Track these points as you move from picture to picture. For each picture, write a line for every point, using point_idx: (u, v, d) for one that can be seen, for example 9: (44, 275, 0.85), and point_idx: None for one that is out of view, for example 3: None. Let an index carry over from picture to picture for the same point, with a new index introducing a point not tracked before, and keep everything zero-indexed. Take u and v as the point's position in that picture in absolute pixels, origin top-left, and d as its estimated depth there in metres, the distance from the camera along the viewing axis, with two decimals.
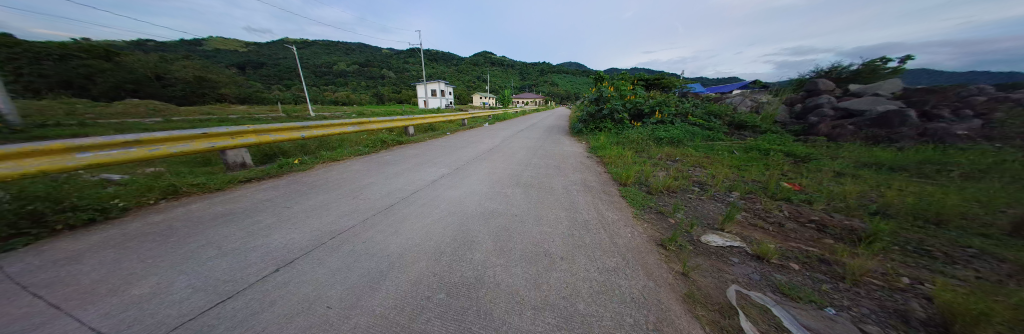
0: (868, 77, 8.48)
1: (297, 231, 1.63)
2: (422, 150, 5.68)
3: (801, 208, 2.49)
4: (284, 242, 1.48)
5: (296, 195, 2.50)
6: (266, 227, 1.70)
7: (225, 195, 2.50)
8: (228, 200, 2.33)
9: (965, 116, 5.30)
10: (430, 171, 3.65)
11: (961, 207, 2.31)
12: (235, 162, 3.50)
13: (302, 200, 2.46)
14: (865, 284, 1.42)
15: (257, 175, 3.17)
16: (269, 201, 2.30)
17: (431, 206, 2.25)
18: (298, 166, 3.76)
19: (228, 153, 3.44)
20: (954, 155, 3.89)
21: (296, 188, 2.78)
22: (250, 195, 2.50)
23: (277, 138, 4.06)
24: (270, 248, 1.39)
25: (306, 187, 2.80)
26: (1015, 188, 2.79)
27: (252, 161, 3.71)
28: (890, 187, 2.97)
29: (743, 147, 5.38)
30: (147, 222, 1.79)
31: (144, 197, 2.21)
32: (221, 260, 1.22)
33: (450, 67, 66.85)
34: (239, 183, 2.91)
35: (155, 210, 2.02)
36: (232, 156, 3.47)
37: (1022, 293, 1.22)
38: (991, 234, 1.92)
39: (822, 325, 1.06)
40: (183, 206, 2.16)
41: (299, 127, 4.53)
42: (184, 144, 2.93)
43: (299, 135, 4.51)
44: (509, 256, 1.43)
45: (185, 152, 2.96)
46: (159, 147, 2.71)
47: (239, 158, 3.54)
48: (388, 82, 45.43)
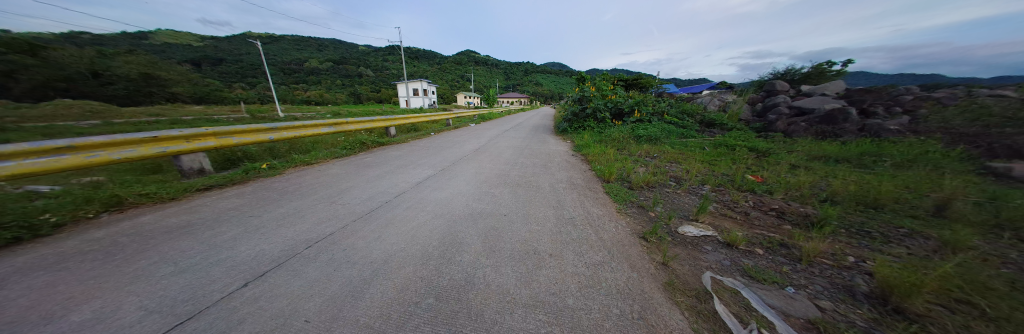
0: (817, 79, 9.48)
1: (268, 241, 1.51)
2: (404, 151, 5.49)
3: (764, 198, 2.74)
4: (253, 254, 1.36)
5: (270, 203, 2.32)
6: (237, 238, 1.57)
7: (183, 205, 2.25)
8: (186, 210, 2.11)
9: (895, 113, 6.11)
10: (416, 173, 3.55)
11: (896, 193, 2.67)
12: (192, 168, 3.17)
13: (273, 207, 2.27)
14: (816, 263, 1.60)
15: (220, 181, 2.90)
16: (237, 210, 2.10)
17: (419, 207, 2.22)
18: (267, 171, 3.50)
19: (181, 159, 3.09)
20: (887, 147, 4.46)
21: (266, 195, 2.55)
22: (211, 204, 2.26)
23: (241, 142, 3.72)
24: (239, 261, 1.27)
25: (282, 194, 2.61)
26: (933, 174, 3.27)
27: (211, 166, 3.38)
28: (838, 177, 3.35)
29: (712, 143, 5.81)
30: (90, 238, 1.56)
31: (80, 210, 1.93)
32: (179, 277, 1.11)
33: (431, 66, 65.10)
34: (198, 191, 2.64)
35: (99, 225, 1.77)
36: (188, 162, 3.15)
37: (946, 266, 1.43)
38: (920, 215, 2.28)
39: (784, 304, 1.18)
40: (131, 219, 1.91)
41: (267, 128, 4.16)
42: (130, 149, 2.61)
43: (267, 137, 4.17)
44: (496, 252, 1.47)
45: (130, 158, 2.64)
46: (100, 153, 2.39)
47: (196, 163, 3.21)
48: (367, 81, 43.44)
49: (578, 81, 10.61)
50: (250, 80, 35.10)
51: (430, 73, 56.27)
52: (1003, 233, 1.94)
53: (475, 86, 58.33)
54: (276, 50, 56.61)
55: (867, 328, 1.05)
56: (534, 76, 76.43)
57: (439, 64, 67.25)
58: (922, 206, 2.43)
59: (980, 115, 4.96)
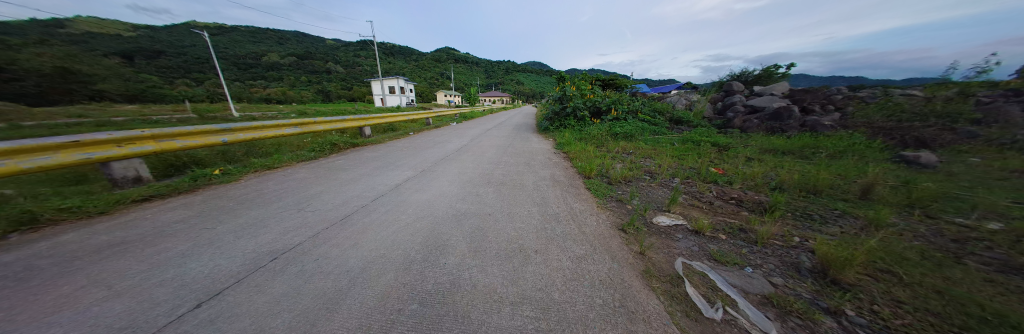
0: (766, 80, 10.65)
1: (226, 256, 1.34)
2: (381, 152, 5.21)
3: (725, 188, 3.03)
4: (207, 270, 1.20)
5: (227, 212, 2.07)
6: (188, 254, 1.38)
7: (116, 219, 1.92)
8: (120, 225, 1.80)
9: (829, 110, 7.07)
10: (396, 174, 3.40)
11: (831, 180, 3.09)
12: (125, 177, 2.72)
13: (230, 217, 2.02)
14: (769, 244, 1.80)
15: (161, 191, 2.52)
16: (185, 223, 1.83)
17: (400, 210, 2.12)
18: (220, 177, 3.11)
19: (111, 166, 2.65)
20: (822, 140, 5.15)
21: (221, 204, 2.27)
22: (153, 217, 1.95)
23: (186, 145, 3.26)
24: (189, 280, 1.12)
25: (241, 202, 2.34)
26: (857, 163, 3.85)
27: (150, 174, 2.93)
28: (785, 167, 3.81)
29: (681, 139, 6.28)
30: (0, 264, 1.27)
31: None
32: (113, 302, 0.95)
33: (407, 63, 62.27)
34: (134, 202, 2.27)
35: (11, 248, 1.43)
36: (120, 170, 2.70)
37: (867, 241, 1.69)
38: (850, 198, 2.68)
39: (744, 283, 1.32)
40: (54, 238, 1.58)
41: (218, 129, 3.70)
42: (44, 156, 2.19)
43: (220, 140, 3.70)
44: (482, 252, 1.46)
45: (46, 168, 2.21)
46: (6, 161, 1.98)
47: (130, 171, 2.76)
48: (336, 78, 40.39)
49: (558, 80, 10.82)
50: (196, 75, 31.00)
51: (407, 70, 53.97)
52: (914, 211, 2.35)
53: (455, 84, 56.97)
54: (225, 42, 50.36)
55: (811, 299, 1.23)
56: (515, 75, 76.71)
57: (417, 62, 64.75)
58: (849, 190, 2.86)
59: (894, 114, 5.93)
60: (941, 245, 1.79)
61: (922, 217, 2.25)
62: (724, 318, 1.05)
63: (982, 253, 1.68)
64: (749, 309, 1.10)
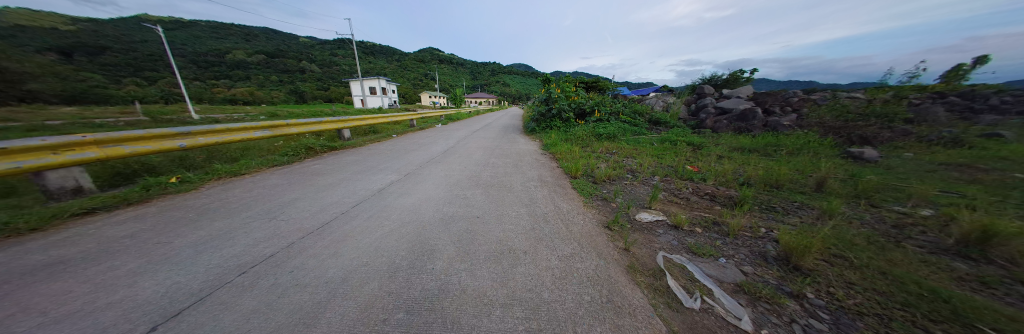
0: (733, 84, 11.52)
1: (188, 272, 1.22)
2: (361, 155, 4.99)
3: (700, 185, 3.23)
4: (164, 289, 1.08)
5: (187, 225, 1.87)
6: (140, 272, 1.23)
7: (52, 235, 1.67)
8: (56, 242, 1.56)
9: (787, 112, 7.78)
10: (378, 178, 3.27)
11: (792, 175, 3.40)
12: (63, 188, 2.38)
13: (192, 229, 1.84)
14: (739, 235, 1.95)
15: (107, 202, 2.23)
16: (135, 239, 1.62)
17: (383, 216, 2.04)
18: (178, 185, 2.81)
19: (47, 176, 2.31)
20: (782, 139, 5.66)
21: (180, 216, 2.05)
22: (96, 232, 1.72)
23: (137, 151, 2.91)
24: (142, 300, 1.00)
25: (202, 213, 2.12)
26: (811, 159, 4.27)
27: (93, 184, 2.59)
28: (751, 164, 4.14)
29: (659, 138, 6.62)
30: None
31: None
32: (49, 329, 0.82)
33: (389, 63, 60.29)
34: (75, 216, 1.98)
35: None
36: (57, 180, 2.35)
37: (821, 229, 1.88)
38: (807, 191, 2.96)
39: (718, 272, 1.42)
40: None
41: (175, 133, 3.35)
42: None
43: (177, 145, 3.38)
44: (470, 255, 1.44)
45: None
46: None
47: (70, 181, 2.43)
48: (311, 77, 38.15)
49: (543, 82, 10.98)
50: (146, 73, 27.85)
51: (389, 70, 52.17)
52: (859, 201, 2.65)
53: (440, 85, 55.99)
54: (182, 37, 45.84)
55: (777, 285, 1.34)
56: (501, 76, 76.88)
57: (399, 62, 62.83)
58: (805, 183, 3.18)
59: (841, 115, 6.65)
60: (879, 231, 2.04)
61: (863, 206, 2.56)
62: (702, 307, 1.12)
63: (910, 237, 1.94)
64: (724, 298, 1.19)
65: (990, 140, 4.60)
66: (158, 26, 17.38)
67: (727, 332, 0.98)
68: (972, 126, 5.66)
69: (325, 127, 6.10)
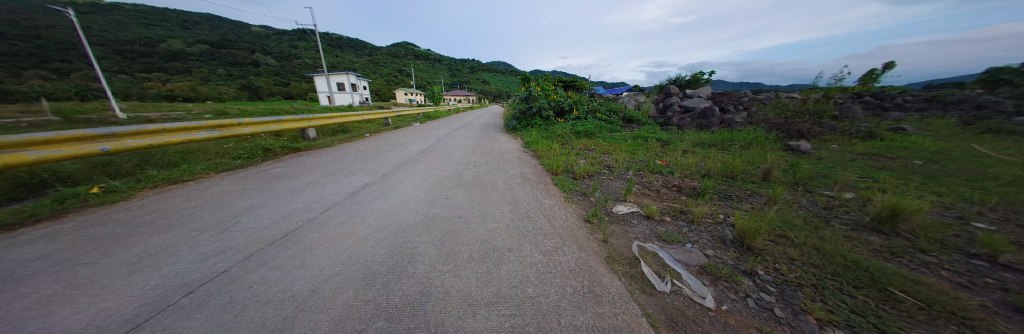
0: (695, 85, 12.60)
1: (116, 295, 1.03)
2: (330, 157, 4.62)
3: (669, 178, 3.50)
4: (83, 315, 0.90)
5: (116, 241, 1.57)
6: (56, 297, 1.01)
7: None
8: None
9: (740, 109, 8.71)
10: (350, 181, 3.06)
11: (746, 166, 3.83)
12: None
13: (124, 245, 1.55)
14: (701, 222, 2.14)
15: (10, 219, 1.80)
16: (48, 260, 1.32)
17: (356, 221, 1.90)
18: (102, 196, 2.37)
19: None
20: (736, 134, 6.33)
21: (110, 231, 1.72)
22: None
23: (45, 157, 2.40)
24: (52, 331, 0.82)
25: (137, 227, 1.81)
26: (760, 152, 4.83)
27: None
28: (711, 157, 4.57)
29: (632, 135, 7.02)
30: None
31: None
32: None
33: (358, 57, 56.20)
34: None
35: None
36: None
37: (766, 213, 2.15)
38: (757, 180, 3.37)
39: (685, 257, 1.56)
40: None
41: (97, 134, 2.83)
42: None
43: (98, 149, 2.84)
44: (452, 256, 1.41)
45: None
46: None
47: None
48: (267, 71, 34.23)
49: (522, 81, 11.00)
50: (48, 63, 22.99)
51: (359, 65, 48.70)
52: (799, 188, 3.08)
53: (416, 81, 53.60)
54: (93, 20, 38.25)
55: (733, 264, 1.52)
56: (480, 74, 75.72)
57: (370, 57, 58.90)
58: (755, 173, 3.59)
59: (782, 113, 7.64)
60: (811, 212, 2.39)
61: (800, 192, 2.97)
62: (673, 289, 1.22)
63: (834, 216, 2.30)
64: (690, 279, 1.31)
65: (889, 134, 5.61)
66: (70, 10, 14.54)
67: (694, 309, 1.09)
68: (878, 122, 6.83)
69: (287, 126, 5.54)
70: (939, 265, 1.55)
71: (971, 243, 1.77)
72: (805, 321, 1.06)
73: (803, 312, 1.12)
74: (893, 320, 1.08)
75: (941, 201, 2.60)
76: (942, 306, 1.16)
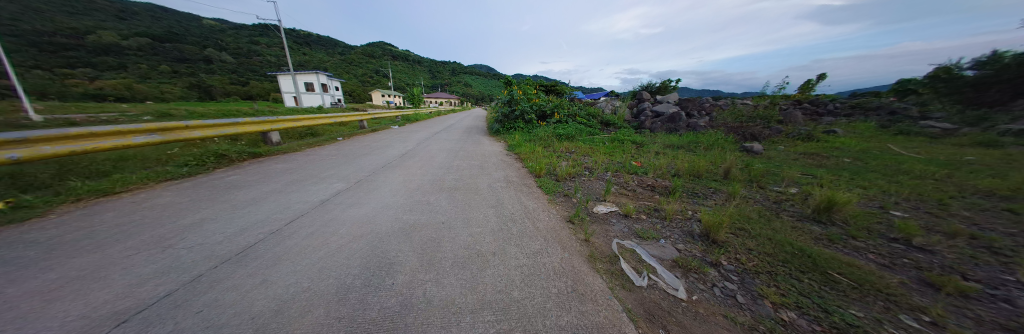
0: (664, 91, 13.57)
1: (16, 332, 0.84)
2: (298, 162, 4.26)
3: (643, 178, 3.71)
4: None
5: (19, 266, 1.29)
6: None
7: None
8: None
9: (703, 114, 9.54)
10: (321, 188, 2.84)
11: (711, 166, 4.19)
12: None
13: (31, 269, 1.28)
14: (673, 219, 2.30)
15: None
16: None
17: (327, 231, 1.76)
18: (5, 212, 1.95)
19: None
20: (701, 137, 6.91)
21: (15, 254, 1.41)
22: None
23: None
24: None
25: (49, 248, 1.50)
26: (722, 153, 5.31)
27: None
28: (681, 158, 4.93)
29: (610, 138, 7.35)
30: None
31: None
32: None
33: (329, 56, 52.77)
34: None
35: None
36: None
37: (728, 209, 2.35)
38: (720, 179, 3.70)
39: (659, 251, 1.66)
40: None
41: (4, 140, 2.36)
42: None
43: (5, 157, 2.36)
44: (434, 264, 1.36)
45: None
46: None
47: None
48: (221, 69, 30.81)
49: (505, 84, 11.04)
50: None
51: (330, 64, 45.75)
52: (755, 185, 3.44)
53: (394, 83, 51.59)
54: None
55: (701, 257, 1.64)
56: (462, 76, 74.89)
57: (343, 56, 55.69)
58: (717, 172, 3.94)
59: (738, 117, 8.50)
60: (764, 206, 2.68)
61: (755, 188, 3.32)
62: (649, 283, 1.29)
63: (782, 209, 2.60)
64: (663, 273, 1.40)
65: (823, 136, 6.49)
66: None
67: (668, 301, 1.16)
68: (814, 126, 7.87)
69: (247, 129, 5.03)
70: (862, 249, 1.82)
71: (891, 229, 2.11)
72: (762, 305, 1.18)
73: (761, 297, 1.24)
74: (831, 299, 1.24)
75: (866, 193, 3.06)
76: (866, 286, 1.35)
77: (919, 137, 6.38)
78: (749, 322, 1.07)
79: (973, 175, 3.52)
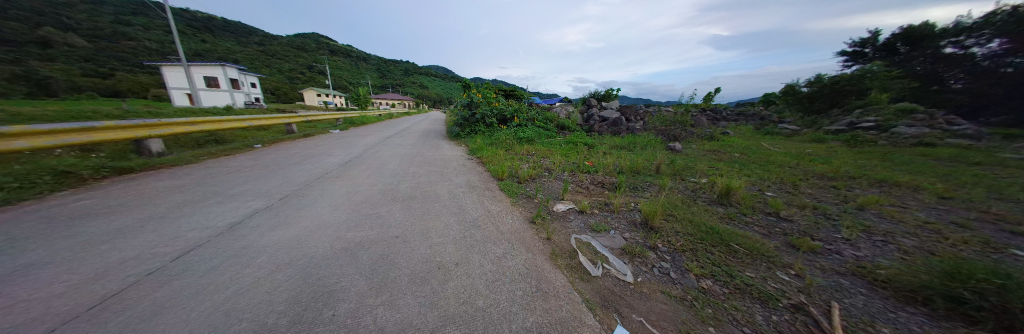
0: (608, 98, 15.34)
1: None
2: (196, 177, 3.32)
3: (595, 176, 4.09)
4: None
5: None
6: None
7: None
8: None
9: (639, 119, 11.10)
10: (228, 209, 2.24)
11: (648, 164, 4.87)
12: None
13: None
14: (619, 211, 2.58)
15: None
16: None
17: (237, 262, 1.39)
18: None
19: None
20: (639, 139, 7.99)
21: None
22: None
23: None
24: None
25: None
26: (656, 152, 6.24)
27: None
28: (624, 157, 5.61)
29: (566, 140, 7.88)
30: None
31: None
32: None
33: (241, 46, 43.07)
34: None
35: None
36: None
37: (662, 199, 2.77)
38: (655, 174, 4.33)
39: (609, 242, 1.85)
40: None
41: None
42: None
43: None
44: (386, 285, 1.21)
45: None
46: None
47: None
48: (54, 53, 21.93)
49: (463, 87, 10.72)
50: None
51: (243, 55, 37.27)
52: (680, 177, 4.15)
53: (333, 81, 45.01)
54: None
55: (643, 243, 1.89)
56: (416, 77, 70.32)
57: (261, 47, 46.03)
58: (652, 168, 4.62)
59: (665, 122, 10.16)
60: (686, 194, 3.26)
61: (679, 180, 4.02)
62: (603, 272, 1.42)
63: (698, 196, 3.20)
64: (614, 261, 1.55)
65: (722, 137, 8.28)
66: None
67: (619, 286, 1.29)
68: (714, 128, 9.98)
69: (111, 136, 3.70)
70: (749, 224, 2.38)
71: (767, 206, 2.81)
72: (688, 278, 1.43)
73: (687, 271, 1.50)
74: (731, 265, 1.57)
75: (752, 180, 4.00)
76: (753, 252, 1.77)
77: (778, 136, 8.71)
78: (680, 294, 1.27)
79: (809, 163, 4.98)
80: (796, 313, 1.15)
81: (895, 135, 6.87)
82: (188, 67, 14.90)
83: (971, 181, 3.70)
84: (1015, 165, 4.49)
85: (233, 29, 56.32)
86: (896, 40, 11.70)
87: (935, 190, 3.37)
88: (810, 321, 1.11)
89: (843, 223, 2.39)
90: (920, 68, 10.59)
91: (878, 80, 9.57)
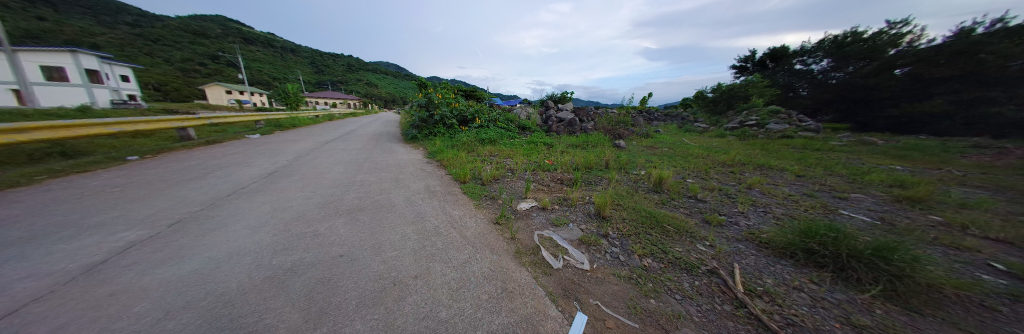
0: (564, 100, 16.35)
1: None
2: (21, 205, 2.31)
3: (555, 174, 4.31)
4: None
5: None
6: None
7: None
8: None
9: (591, 119, 12.14)
10: (86, 246, 1.63)
11: (600, 160, 5.36)
12: None
13: None
14: (577, 205, 2.76)
15: None
16: None
17: (104, 314, 1.02)
18: None
19: None
20: (592, 137, 8.73)
21: None
22: None
23: None
24: None
25: None
26: (606, 149, 6.91)
27: None
28: (580, 154, 6.05)
29: (527, 140, 8.10)
30: None
31: None
32: None
33: (102, 28, 32.24)
34: None
35: None
36: None
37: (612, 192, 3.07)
38: (605, 169, 4.78)
39: (568, 235, 1.97)
40: None
41: None
42: None
43: None
44: (327, 314, 1.04)
45: None
46: None
47: None
48: None
49: (420, 85, 10.01)
50: None
51: (106, 40, 27.97)
52: (626, 171, 4.68)
53: (252, 76, 37.22)
54: None
55: (597, 232, 2.06)
56: (364, 74, 63.37)
57: (137, 30, 35.21)
58: (603, 163, 5.10)
59: (612, 122, 11.37)
60: (629, 185, 3.70)
61: (624, 173, 4.53)
62: (564, 264, 1.50)
63: (639, 186, 3.66)
64: (573, 252, 1.66)
65: (655, 135, 9.67)
66: None
67: (578, 274, 1.39)
68: (650, 127, 11.60)
69: None
70: (677, 206, 2.82)
71: (689, 191, 3.39)
72: (633, 258, 1.62)
73: (632, 253, 1.70)
74: (665, 243, 1.85)
75: (681, 170, 4.73)
76: (682, 230, 2.10)
77: (696, 133, 10.63)
78: (627, 274, 1.43)
79: (716, 154, 6.20)
80: (711, 276, 1.43)
81: (770, 131, 9.09)
82: (10, 52, 10.53)
83: (813, 163, 5.14)
84: (836, 150, 6.42)
85: (86, 4, 41.71)
86: (765, 58, 15.83)
87: (793, 170, 4.59)
88: (720, 281, 1.39)
89: (739, 200, 3.05)
90: (783, 78, 14.16)
91: (758, 88, 12.54)
